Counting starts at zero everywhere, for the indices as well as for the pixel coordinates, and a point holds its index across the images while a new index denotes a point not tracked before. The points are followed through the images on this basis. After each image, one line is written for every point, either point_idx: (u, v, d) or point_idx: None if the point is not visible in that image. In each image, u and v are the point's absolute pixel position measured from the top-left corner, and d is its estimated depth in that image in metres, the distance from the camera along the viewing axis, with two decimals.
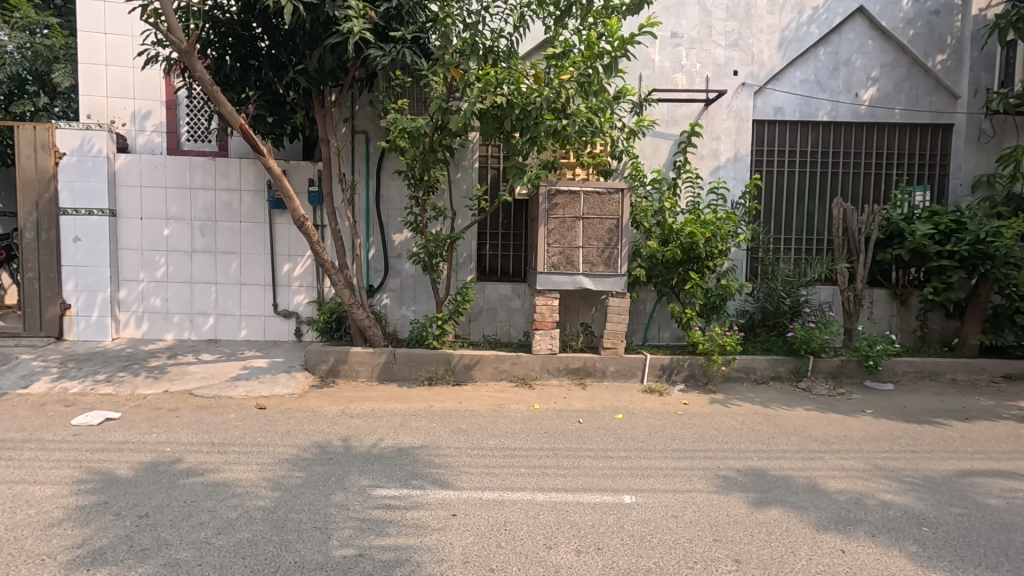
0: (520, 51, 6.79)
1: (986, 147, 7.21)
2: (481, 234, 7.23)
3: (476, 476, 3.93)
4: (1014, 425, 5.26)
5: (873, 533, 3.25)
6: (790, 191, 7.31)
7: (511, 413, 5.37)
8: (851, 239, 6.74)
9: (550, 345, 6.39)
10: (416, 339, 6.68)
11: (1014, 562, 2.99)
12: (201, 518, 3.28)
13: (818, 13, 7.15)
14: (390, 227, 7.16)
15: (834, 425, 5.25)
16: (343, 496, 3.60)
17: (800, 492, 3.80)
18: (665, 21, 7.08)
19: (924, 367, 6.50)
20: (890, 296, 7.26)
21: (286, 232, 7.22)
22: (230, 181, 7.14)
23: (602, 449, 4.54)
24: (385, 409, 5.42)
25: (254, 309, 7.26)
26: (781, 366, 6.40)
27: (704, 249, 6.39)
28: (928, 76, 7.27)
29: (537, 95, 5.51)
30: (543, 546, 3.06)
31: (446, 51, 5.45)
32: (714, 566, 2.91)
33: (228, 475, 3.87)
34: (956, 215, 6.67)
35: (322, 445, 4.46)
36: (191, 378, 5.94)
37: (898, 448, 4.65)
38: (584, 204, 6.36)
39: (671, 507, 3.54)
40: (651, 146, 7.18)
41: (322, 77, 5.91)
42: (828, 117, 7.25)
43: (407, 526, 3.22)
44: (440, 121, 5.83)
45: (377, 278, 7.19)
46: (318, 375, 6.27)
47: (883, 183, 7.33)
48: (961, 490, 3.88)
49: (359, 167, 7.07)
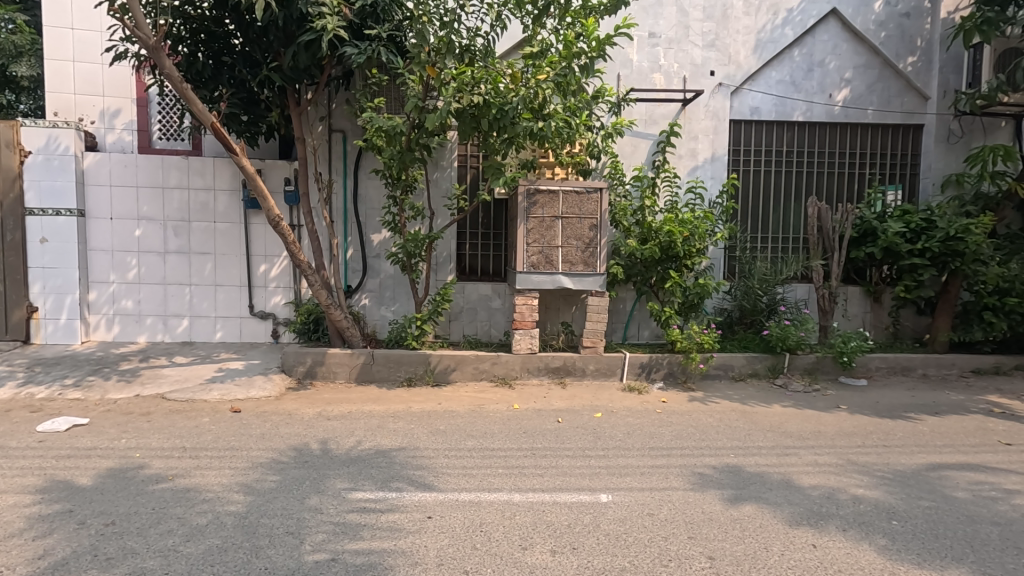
0: (498, 50, 6.78)
1: (954, 147, 7.37)
2: (461, 233, 7.20)
3: (454, 477, 3.91)
4: (982, 419, 5.38)
5: (844, 528, 3.30)
6: (766, 191, 7.41)
7: (490, 414, 5.35)
8: (826, 237, 6.82)
9: (530, 345, 6.38)
10: (395, 340, 6.63)
11: (979, 554, 3.05)
12: (170, 525, 3.22)
13: (793, 15, 7.24)
14: (368, 226, 7.08)
15: (809, 421, 5.32)
16: (318, 499, 3.55)
17: (775, 488, 3.84)
18: (642, 22, 7.12)
19: (897, 363, 6.63)
20: (864, 294, 7.40)
21: (262, 233, 7.10)
22: (205, 180, 7.02)
23: (580, 448, 4.55)
24: (363, 411, 5.37)
25: (230, 311, 7.14)
26: (758, 364, 6.48)
27: (682, 248, 6.44)
28: (900, 78, 7.40)
29: (513, 95, 5.48)
30: (519, 546, 3.05)
31: (421, 50, 5.42)
32: (688, 564, 2.92)
33: (199, 481, 3.79)
34: (926, 214, 6.79)
35: (298, 448, 4.41)
36: (163, 382, 5.81)
37: (871, 444, 4.73)
38: (563, 204, 6.36)
39: (647, 506, 3.55)
40: (630, 146, 7.20)
41: (297, 75, 5.81)
42: (803, 117, 7.34)
43: (382, 529, 3.19)
44: (417, 120, 5.79)
45: (356, 278, 7.12)
46: (295, 377, 6.18)
47: (857, 183, 7.45)
48: (930, 484, 3.95)
49: (336, 167, 7.00)
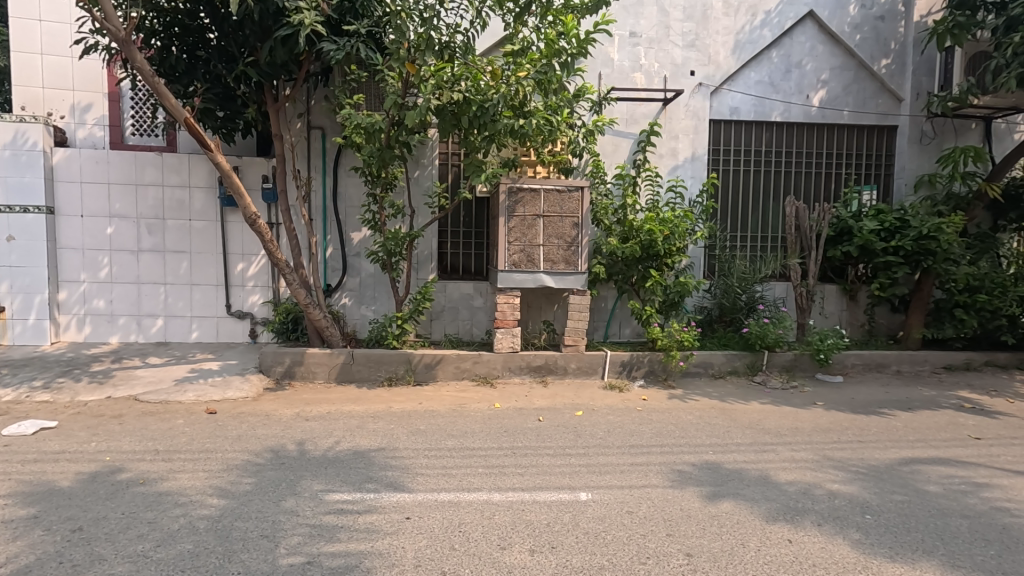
0: (478, 47, 6.75)
1: (927, 148, 7.53)
2: (442, 231, 7.16)
3: (434, 478, 3.88)
4: (953, 414, 5.51)
5: (819, 523, 3.35)
6: (746, 190, 7.49)
7: (471, 413, 5.32)
8: (804, 236, 6.92)
9: (511, 344, 6.36)
10: (375, 340, 6.55)
11: (948, 546, 3.11)
12: (140, 530, 3.14)
13: (770, 16, 7.32)
14: (347, 225, 7.00)
15: (787, 417, 5.39)
16: (294, 502, 3.49)
17: (752, 485, 3.88)
18: (622, 20, 7.14)
19: (872, 359, 6.76)
20: (840, 292, 7.52)
21: (239, 231, 6.98)
22: (179, 177, 6.88)
23: (560, 446, 4.55)
24: (343, 411, 5.31)
25: (206, 311, 7.00)
26: (737, 361, 6.55)
27: (662, 247, 6.47)
28: (875, 79, 7.53)
29: (494, 92, 5.45)
30: (497, 546, 3.03)
31: (401, 46, 5.37)
32: (666, 561, 2.93)
33: (172, 484, 3.70)
34: (900, 213, 6.91)
35: (275, 449, 4.34)
36: (136, 384, 5.68)
37: (846, 439, 4.81)
38: (545, 202, 6.36)
39: (626, 503, 3.56)
40: (611, 145, 7.22)
41: (274, 71, 5.71)
42: (782, 117, 7.44)
43: (359, 531, 3.15)
44: (397, 117, 5.73)
45: (336, 276, 7.04)
46: (273, 378, 6.09)
47: (834, 182, 7.57)
48: (903, 478, 4.03)
49: (315, 164, 6.92)
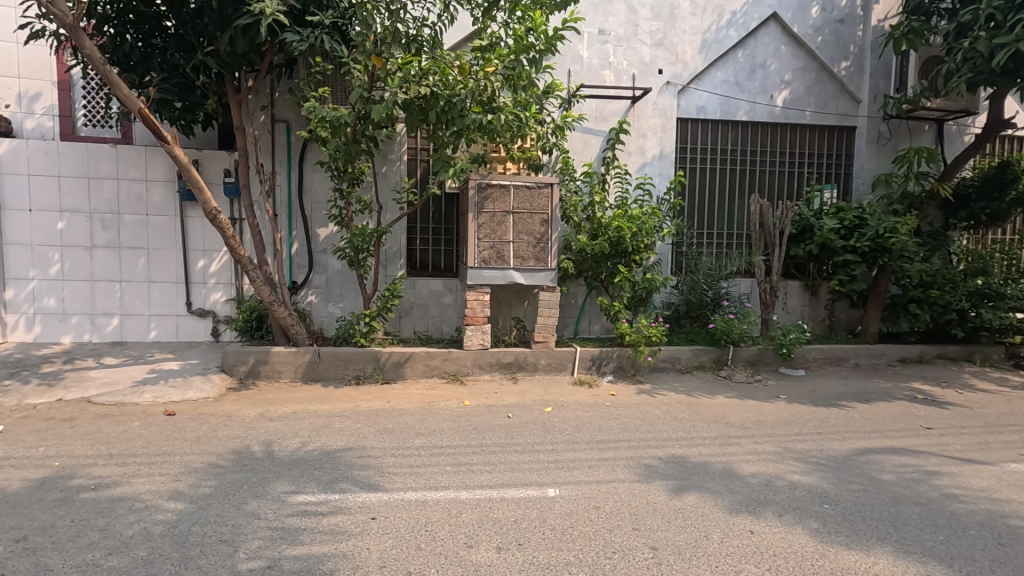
0: (447, 41, 6.69)
1: (883, 149, 7.79)
2: (411, 228, 7.08)
3: (402, 476, 3.84)
4: (906, 405, 5.72)
5: (780, 513, 3.43)
6: (712, 189, 7.62)
7: (440, 411, 5.28)
8: (767, 233, 7.07)
9: (481, 341, 6.35)
10: (342, 338, 6.43)
11: (901, 533, 3.23)
12: (90, 537, 3.01)
13: (736, 17, 7.45)
14: (314, 221, 6.86)
15: (751, 410, 5.51)
16: (256, 504, 3.40)
17: (716, 477, 3.95)
18: (591, 18, 7.16)
19: (832, 353, 6.97)
20: (802, 287, 7.73)
21: (200, 227, 6.76)
22: (136, 170, 6.62)
23: (529, 443, 4.55)
24: (309, 410, 5.20)
25: (166, 309, 6.77)
26: (703, 356, 6.68)
27: (631, 243, 6.53)
28: (835, 82, 7.75)
29: (461, 88, 5.38)
30: (464, 545, 3.01)
31: (366, 39, 5.26)
32: (631, 555, 2.96)
33: (126, 489, 3.57)
34: (858, 212, 7.14)
35: (238, 451, 4.22)
36: (90, 386, 5.45)
37: (807, 431, 4.94)
38: (514, 199, 6.34)
39: (593, 499, 3.58)
40: (580, 141, 7.24)
41: (235, 61, 5.54)
42: (747, 117, 7.58)
43: (323, 533, 3.09)
44: (363, 111, 5.64)
45: (302, 274, 6.89)
46: (236, 377, 5.93)
47: (797, 181, 7.77)
48: (859, 468, 4.17)
49: (279, 158, 6.76)
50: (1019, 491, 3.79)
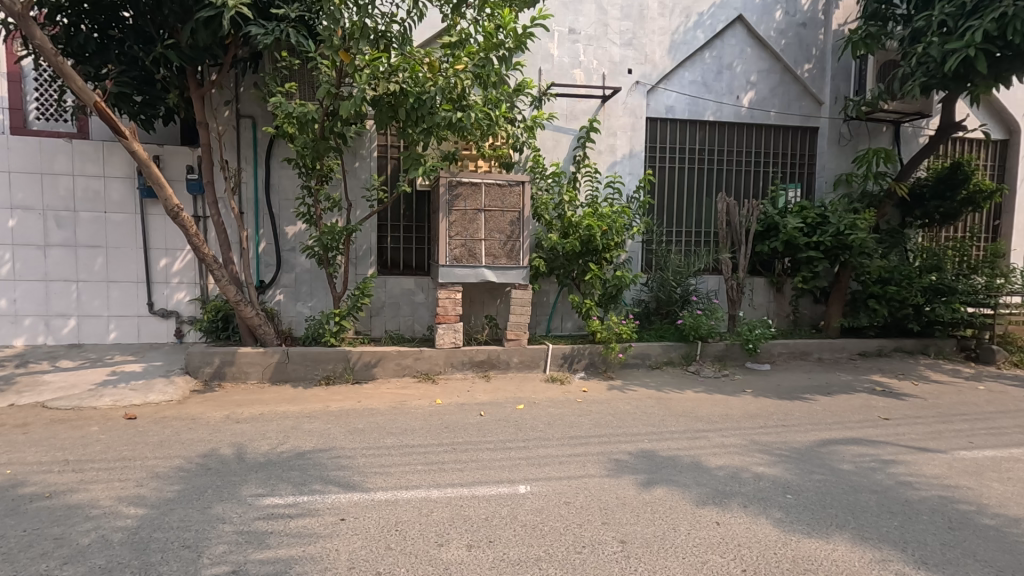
0: (417, 38, 6.64)
1: (844, 149, 8.05)
2: (382, 226, 7.01)
3: (373, 476, 3.80)
4: (866, 397, 5.93)
5: (745, 504, 3.52)
6: (681, 188, 7.75)
7: (412, 410, 5.25)
8: (734, 231, 7.22)
9: (453, 339, 6.34)
10: (312, 337, 6.34)
11: (859, 520, 3.35)
12: (45, 547, 2.90)
13: (703, 18, 7.58)
14: (281, 218, 6.73)
15: (718, 404, 5.64)
16: (221, 508, 3.32)
17: (684, 470, 4.03)
18: (562, 17, 7.20)
19: (796, 348, 7.18)
20: (768, 284, 7.93)
21: (162, 225, 6.57)
22: (93, 166, 6.39)
23: (501, 440, 4.56)
24: (277, 412, 5.11)
25: (126, 309, 6.56)
26: (673, 352, 6.80)
27: (601, 242, 6.58)
28: (798, 83, 7.95)
29: (431, 85, 5.35)
30: (434, 544, 3.00)
31: (334, 33, 5.17)
32: (601, 549, 3.00)
33: (83, 496, 3.45)
34: (821, 210, 7.35)
35: (203, 454, 4.12)
36: (45, 390, 5.24)
37: (772, 424, 5.08)
38: (485, 196, 6.33)
39: (564, 494, 3.61)
40: (552, 140, 7.27)
41: (197, 55, 5.39)
42: (714, 117, 7.73)
43: (290, 535, 3.04)
44: (331, 108, 5.55)
45: (270, 272, 6.76)
46: (201, 379, 5.78)
47: (762, 180, 7.95)
48: (821, 458, 4.31)
49: (245, 155, 6.61)
50: (969, 477, 3.97)
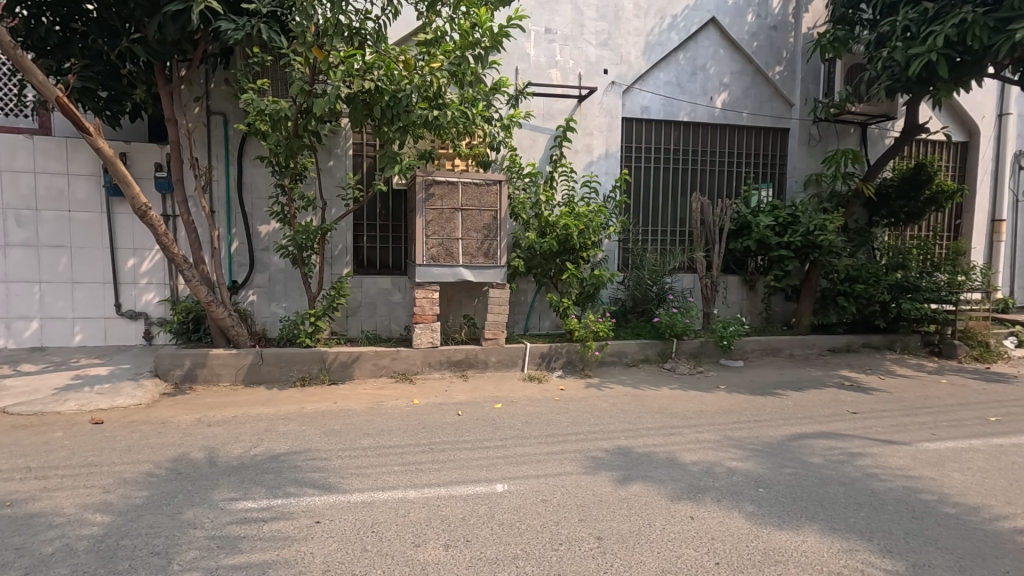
0: (392, 35, 6.60)
1: (814, 150, 8.24)
2: (358, 225, 6.95)
3: (349, 478, 3.77)
4: (835, 392, 6.08)
5: (718, 498, 3.58)
6: (656, 187, 7.84)
7: (389, 410, 5.22)
8: (708, 230, 7.33)
9: (431, 339, 6.31)
10: (287, 338, 6.26)
11: (828, 512, 3.44)
12: (5, 557, 2.80)
13: (677, 20, 7.68)
14: (254, 217, 6.61)
15: (693, 401, 5.72)
16: (192, 513, 3.26)
17: (660, 466, 4.09)
18: (538, 16, 7.22)
19: (768, 344, 7.34)
20: (741, 282, 8.08)
21: (130, 224, 6.40)
22: (56, 163, 6.19)
23: (478, 440, 4.56)
24: (250, 414, 5.02)
25: (92, 311, 6.37)
26: (649, 350, 6.89)
27: (578, 241, 6.61)
28: (770, 85, 8.11)
29: (407, 83, 5.32)
30: (411, 544, 2.99)
31: (307, 30, 5.10)
32: (577, 545, 3.02)
33: (47, 504, 3.34)
34: (792, 210, 7.51)
35: (173, 459, 4.03)
36: (5, 395, 5.06)
37: (745, 419, 5.18)
38: (462, 196, 6.32)
39: (541, 492, 3.63)
40: (529, 139, 7.28)
41: (165, 49, 5.26)
42: (688, 117, 7.83)
43: (264, 540, 2.99)
44: (304, 105, 5.48)
45: (242, 273, 6.63)
46: (172, 382, 5.65)
47: (735, 180, 8.10)
48: (792, 452, 4.41)
49: (216, 152, 6.48)
50: (932, 468, 4.11)
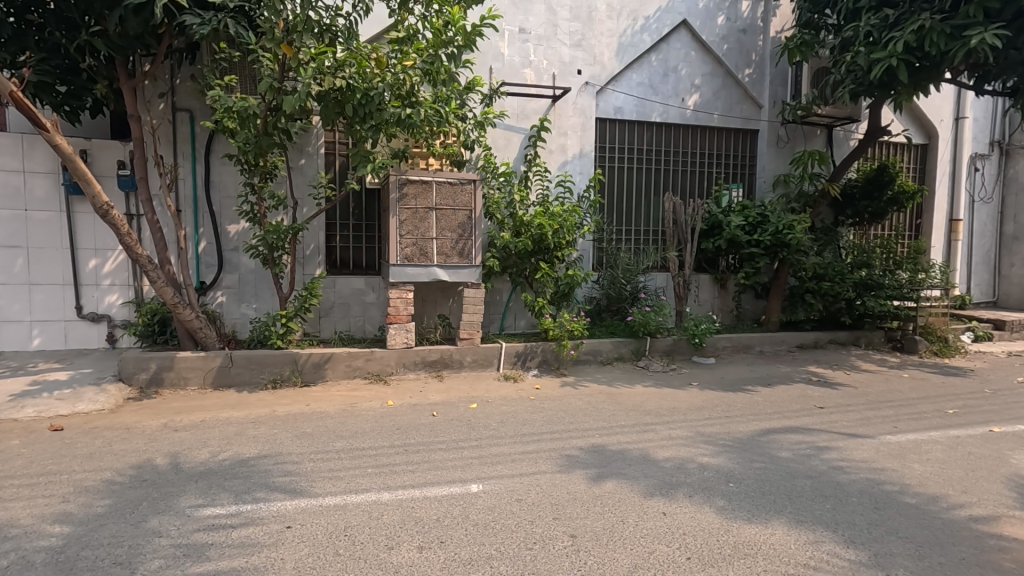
0: (364, 33, 6.53)
1: (782, 151, 8.44)
2: (330, 224, 6.85)
3: (321, 481, 3.71)
4: (803, 387, 6.23)
5: (690, 494, 3.64)
6: (630, 187, 7.93)
7: (362, 412, 5.16)
8: (680, 230, 7.43)
9: (405, 339, 6.26)
10: (258, 340, 6.13)
11: (795, 505, 3.52)
12: None
13: (650, 22, 7.77)
14: (222, 217, 6.46)
15: (666, 398, 5.80)
16: (157, 521, 3.17)
17: (633, 463, 4.13)
18: (512, 16, 7.23)
19: (739, 341, 7.48)
20: (712, 281, 8.22)
21: (91, 223, 6.18)
22: (12, 160, 5.95)
23: (453, 440, 4.54)
24: (219, 418, 4.91)
25: (51, 314, 6.15)
26: (623, 348, 6.96)
27: (553, 241, 6.63)
28: (739, 87, 8.26)
29: (379, 81, 5.26)
30: (385, 547, 2.96)
31: (275, 25, 5.00)
32: (551, 544, 3.04)
33: (2, 515, 3.21)
34: (761, 210, 7.66)
35: (137, 465, 3.91)
36: None
37: (716, 415, 5.27)
38: (436, 195, 6.28)
39: (516, 491, 3.64)
40: (503, 138, 7.28)
41: (128, 43, 5.10)
42: (660, 118, 7.93)
43: (232, 546, 2.93)
44: (274, 102, 5.38)
45: (211, 273, 6.48)
46: (136, 386, 5.48)
47: (706, 180, 8.23)
48: (761, 447, 4.50)
49: (183, 150, 6.32)
50: (894, 460, 4.24)
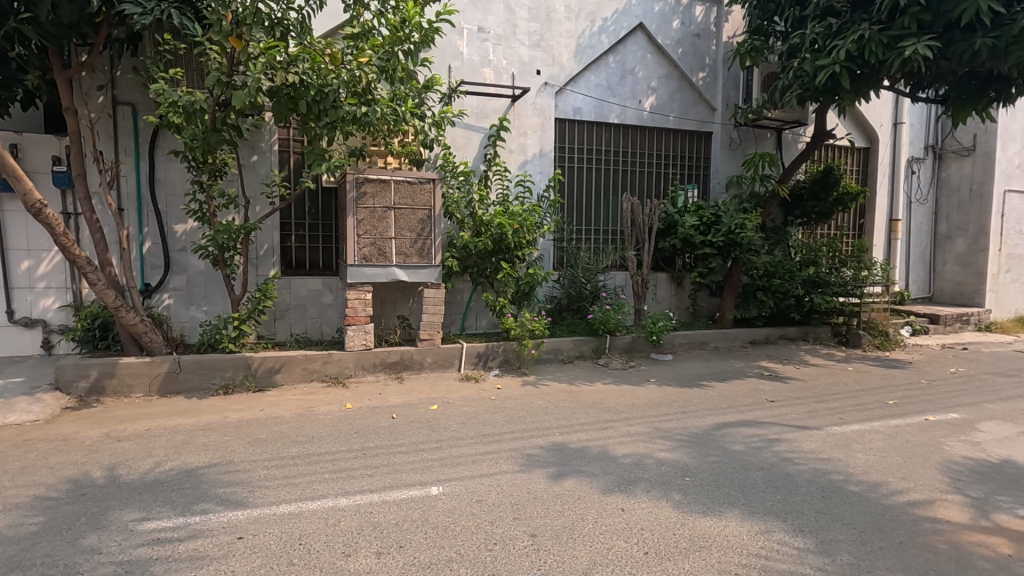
0: (317, 28, 6.38)
1: (734, 153, 8.71)
2: (284, 224, 6.67)
3: (275, 489, 3.60)
4: (755, 382, 6.45)
5: (648, 489, 3.70)
6: (589, 187, 8.02)
7: (319, 416, 5.03)
8: (638, 230, 7.55)
9: (363, 342, 6.15)
10: (209, 343, 5.91)
11: (748, 496, 3.63)
12: None
13: (607, 24, 7.87)
14: (169, 216, 6.19)
15: (625, 395, 5.89)
16: (96, 538, 3.00)
17: (593, 460, 4.18)
18: (471, 15, 7.20)
19: (695, 338, 7.67)
20: (669, 279, 8.40)
21: (23, 222, 5.83)
22: None
23: (413, 443, 4.48)
24: (166, 426, 4.70)
25: None
26: (583, 346, 7.03)
27: (513, 240, 6.63)
28: (694, 90, 8.46)
29: (334, 77, 5.13)
30: (341, 554, 2.89)
31: (223, 17, 4.79)
32: (512, 544, 3.03)
33: None
34: (715, 210, 7.88)
35: (75, 479, 3.70)
36: None
37: (673, 411, 5.39)
38: (395, 194, 6.19)
39: (476, 492, 3.62)
40: (462, 138, 7.24)
41: (63, 32, 4.82)
42: (618, 119, 8.04)
43: (178, 561, 2.80)
44: (222, 97, 5.20)
45: (156, 275, 6.20)
46: (76, 395, 5.19)
47: (663, 180, 8.41)
48: (716, 441, 4.63)
49: (125, 146, 6.03)
50: (839, 450, 4.43)
